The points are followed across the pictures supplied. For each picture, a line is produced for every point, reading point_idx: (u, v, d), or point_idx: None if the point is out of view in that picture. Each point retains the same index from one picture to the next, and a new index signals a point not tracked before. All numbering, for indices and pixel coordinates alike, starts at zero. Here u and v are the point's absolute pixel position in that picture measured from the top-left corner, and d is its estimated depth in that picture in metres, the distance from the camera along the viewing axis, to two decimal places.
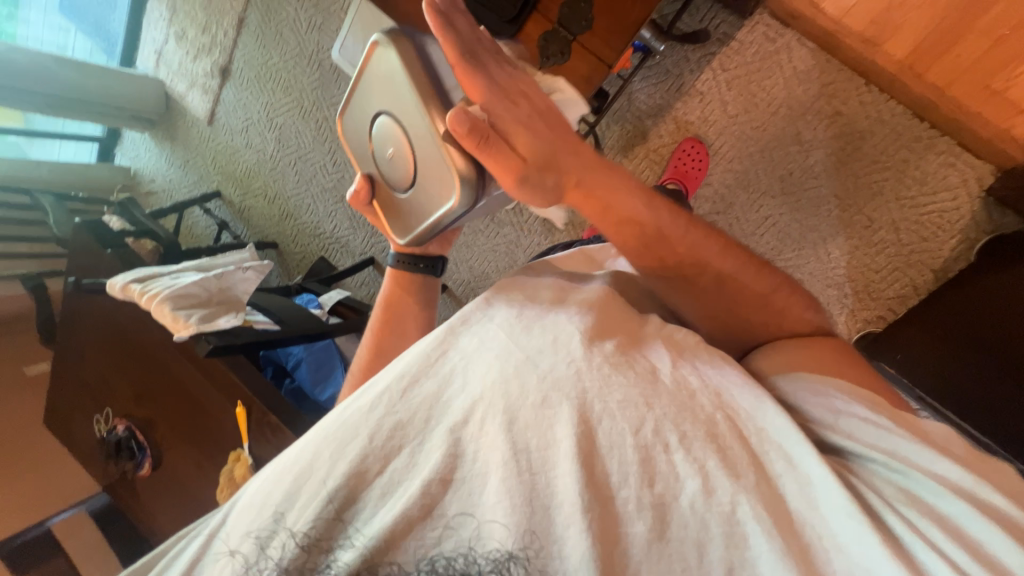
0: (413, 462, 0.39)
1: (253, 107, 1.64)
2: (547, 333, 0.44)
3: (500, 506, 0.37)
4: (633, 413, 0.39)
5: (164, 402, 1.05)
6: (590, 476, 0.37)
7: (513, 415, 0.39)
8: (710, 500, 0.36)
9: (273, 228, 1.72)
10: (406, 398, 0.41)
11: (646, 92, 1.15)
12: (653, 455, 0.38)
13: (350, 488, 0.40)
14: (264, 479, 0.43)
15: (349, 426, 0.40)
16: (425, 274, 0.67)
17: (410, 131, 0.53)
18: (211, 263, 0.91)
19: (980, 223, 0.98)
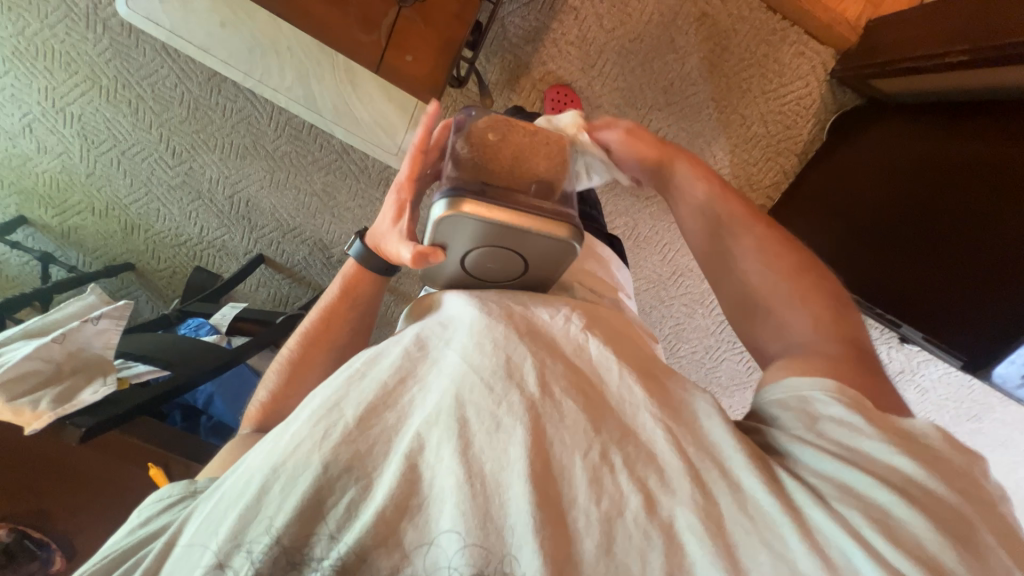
0: (368, 491, 0.38)
1: (27, 97, 1.24)
2: (500, 351, 0.43)
3: (458, 521, 0.37)
4: (581, 438, 0.40)
5: (43, 489, 0.85)
6: (544, 494, 0.38)
7: (467, 439, 0.39)
8: (652, 515, 0.37)
9: (120, 246, 1.40)
10: (363, 428, 0.40)
11: (519, 15, 1.05)
12: (600, 476, 0.39)
13: (305, 519, 0.38)
14: (212, 510, 0.41)
15: (304, 451, 0.39)
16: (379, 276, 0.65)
17: (531, 262, 0.54)
18: (44, 325, 0.72)
19: (828, 104, 1.08)
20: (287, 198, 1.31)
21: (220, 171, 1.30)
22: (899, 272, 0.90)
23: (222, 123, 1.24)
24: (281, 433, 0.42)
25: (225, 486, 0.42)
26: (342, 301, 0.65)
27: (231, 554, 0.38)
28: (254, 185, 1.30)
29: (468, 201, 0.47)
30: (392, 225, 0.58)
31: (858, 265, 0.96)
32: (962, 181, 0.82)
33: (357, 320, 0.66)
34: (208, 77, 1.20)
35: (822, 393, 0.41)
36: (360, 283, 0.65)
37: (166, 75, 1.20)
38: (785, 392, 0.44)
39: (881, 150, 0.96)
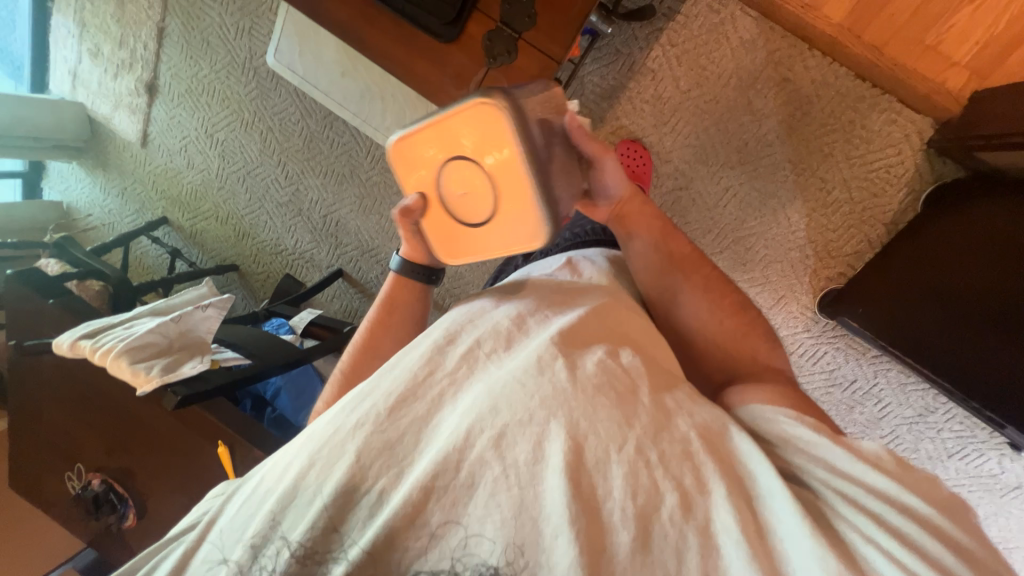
0: (400, 476, 0.40)
1: (188, 124, 1.54)
2: (532, 354, 0.44)
3: (493, 506, 0.38)
4: (616, 432, 0.40)
5: (134, 453, 0.99)
6: (576, 488, 0.38)
7: (500, 431, 0.40)
8: (688, 514, 0.37)
9: (231, 250, 1.63)
10: (394, 417, 0.42)
11: (599, 74, 1.13)
12: (637, 469, 0.38)
13: (339, 503, 0.40)
14: (249, 496, 0.44)
15: (337, 439, 0.41)
16: (426, 284, 0.67)
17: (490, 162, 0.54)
18: (166, 306, 0.85)
19: (923, 174, 1.02)
20: (370, 222, 1.46)
21: (319, 194, 1.49)
22: (964, 352, 0.86)
23: (329, 153, 1.44)
24: (313, 429, 0.44)
25: (254, 483, 0.45)
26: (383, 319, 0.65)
27: (267, 540, 0.41)
28: (345, 208, 1.47)
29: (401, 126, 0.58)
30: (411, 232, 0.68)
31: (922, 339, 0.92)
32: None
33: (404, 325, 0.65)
34: (325, 115, 1.41)
35: (786, 416, 0.46)
36: (399, 299, 0.66)
37: (293, 112, 1.44)
38: (751, 412, 0.49)
39: (967, 224, 0.90)
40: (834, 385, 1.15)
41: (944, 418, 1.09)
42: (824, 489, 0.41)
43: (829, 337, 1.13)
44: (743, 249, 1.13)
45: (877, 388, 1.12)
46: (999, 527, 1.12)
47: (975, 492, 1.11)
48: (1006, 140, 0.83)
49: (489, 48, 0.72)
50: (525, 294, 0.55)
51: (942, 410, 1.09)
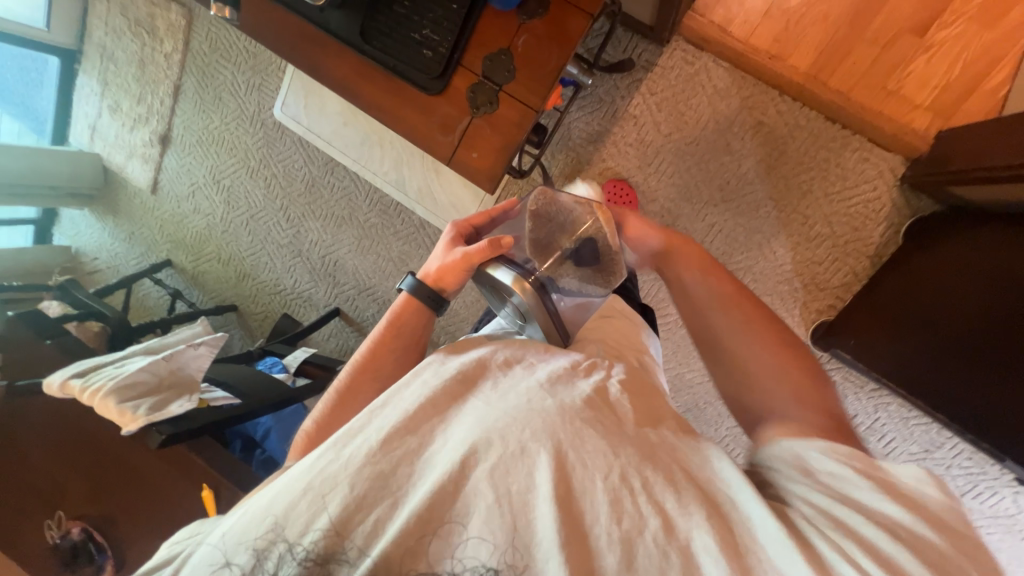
0: (397, 504, 0.40)
1: (197, 172, 1.61)
2: (521, 395, 0.43)
3: (489, 530, 0.38)
4: (602, 462, 0.40)
5: (118, 497, 0.96)
6: (567, 515, 0.38)
7: (493, 462, 0.40)
8: (671, 535, 0.38)
9: (230, 290, 1.66)
10: (387, 450, 0.41)
11: (583, 120, 1.20)
12: (621, 497, 0.39)
13: (337, 531, 0.40)
14: (235, 526, 0.42)
15: (330, 473, 0.40)
16: (432, 309, 0.65)
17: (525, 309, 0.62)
18: (160, 344, 0.87)
19: (901, 208, 1.05)
20: (368, 261, 1.50)
21: (318, 235, 1.53)
22: (944, 382, 0.87)
23: (329, 197, 1.50)
24: (303, 462, 0.43)
25: (246, 506, 0.43)
26: (390, 331, 0.64)
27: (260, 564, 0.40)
28: (343, 248, 1.51)
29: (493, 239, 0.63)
30: (443, 251, 0.66)
31: (930, 379, 0.90)
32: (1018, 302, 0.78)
33: (407, 342, 0.64)
34: (326, 162, 1.49)
35: (814, 449, 0.44)
36: (408, 312, 0.64)
37: (296, 159, 1.51)
38: (772, 445, 0.47)
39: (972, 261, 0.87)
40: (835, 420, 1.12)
41: (950, 455, 1.06)
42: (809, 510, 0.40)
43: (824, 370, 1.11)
44: None
45: (879, 423, 1.09)
46: None
47: (994, 535, 1.05)
48: (982, 172, 0.84)
49: (473, 99, 0.79)
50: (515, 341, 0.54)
51: (948, 445, 1.06)
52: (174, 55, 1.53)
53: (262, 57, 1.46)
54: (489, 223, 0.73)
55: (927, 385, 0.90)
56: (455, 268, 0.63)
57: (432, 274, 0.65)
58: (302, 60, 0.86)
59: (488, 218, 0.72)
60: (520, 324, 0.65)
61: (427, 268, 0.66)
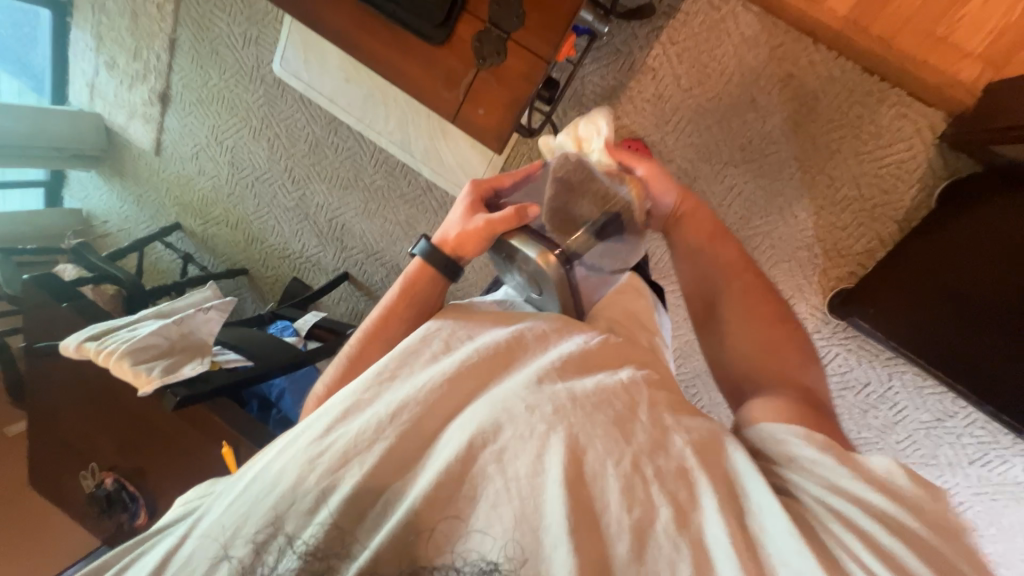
0: (404, 484, 0.41)
1: (199, 133, 1.58)
2: (532, 374, 0.44)
3: (493, 519, 0.38)
4: (613, 448, 0.39)
5: (144, 452, 1.00)
6: (576, 502, 0.37)
7: (501, 445, 0.40)
8: (684, 527, 0.37)
9: (241, 254, 1.66)
10: (395, 419, 0.41)
11: (598, 74, 1.13)
12: (634, 485, 0.38)
13: (343, 509, 0.40)
14: (242, 500, 0.42)
15: (337, 452, 0.41)
16: (447, 277, 0.62)
17: (544, 283, 0.58)
18: (171, 308, 0.87)
19: (936, 170, 0.98)
20: (376, 226, 1.48)
21: (325, 199, 1.51)
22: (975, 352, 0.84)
23: (334, 158, 1.46)
24: (307, 437, 0.43)
25: (248, 480, 0.43)
26: (403, 299, 0.62)
27: (268, 544, 0.41)
28: (350, 212, 1.49)
29: (518, 208, 0.59)
30: (462, 216, 0.63)
31: (954, 348, 0.86)
32: None
33: (420, 311, 0.61)
34: (330, 121, 1.44)
35: (881, 461, 0.42)
36: (423, 279, 0.62)
37: (299, 118, 1.46)
38: (840, 455, 0.45)
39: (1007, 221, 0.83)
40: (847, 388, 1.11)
41: (963, 424, 1.05)
42: (812, 501, 0.40)
43: (841, 339, 1.09)
44: (750, 248, 1.11)
45: (892, 391, 1.08)
46: None
47: (1000, 501, 1.05)
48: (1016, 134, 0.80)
49: (478, 50, 0.73)
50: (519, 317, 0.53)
51: (961, 415, 1.05)
52: (166, 6, 1.45)
53: (258, 7, 1.38)
54: (511, 186, 0.69)
55: (952, 357, 0.87)
56: (476, 236, 0.60)
57: (450, 240, 0.62)
58: (296, 7, 0.80)
59: (509, 182, 0.68)
60: (533, 298, 0.62)
61: (445, 233, 0.63)
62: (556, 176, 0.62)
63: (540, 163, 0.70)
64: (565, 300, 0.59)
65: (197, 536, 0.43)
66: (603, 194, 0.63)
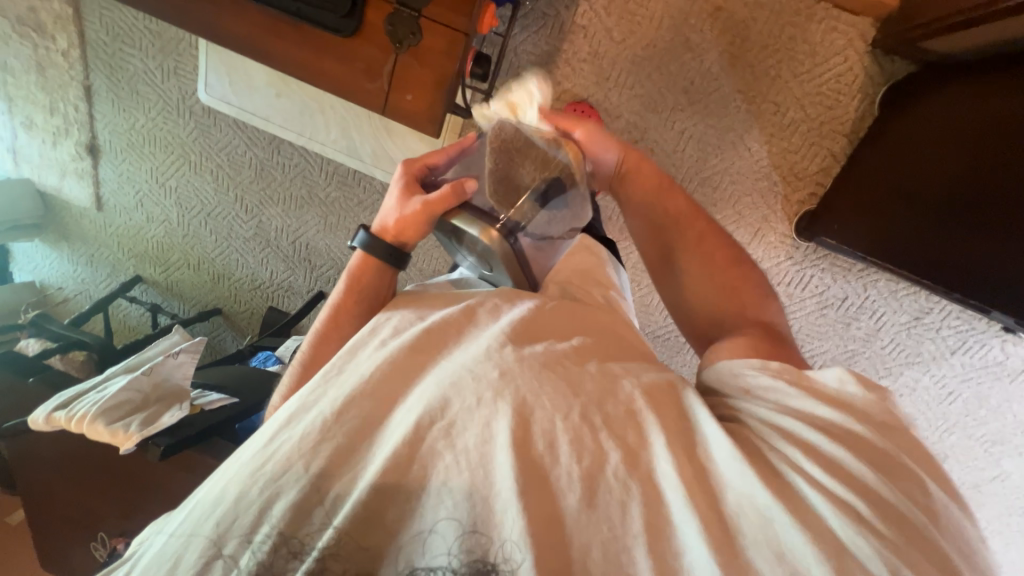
0: (354, 477, 0.39)
1: (138, 178, 1.51)
2: (483, 343, 0.43)
3: (446, 492, 0.37)
4: (561, 404, 0.40)
5: (149, 512, 0.97)
6: (525, 463, 0.37)
7: (450, 420, 0.39)
8: (631, 465, 0.38)
9: (211, 295, 1.62)
10: (342, 418, 0.40)
11: (530, 42, 1.10)
12: (582, 434, 0.39)
13: (292, 514, 0.38)
14: (185, 520, 0.39)
15: (283, 455, 0.39)
16: (392, 265, 0.60)
17: (492, 259, 0.58)
18: (139, 360, 0.84)
19: (873, 77, 1.00)
20: (340, 239, 1.44)
21: (282, 221, 1.47)
22: (929, 243, 0.85)
23: (283, 178, 1.42)
24: (256, 441, 0.41)
25: (193, 502, 0.40)
26: (350, 296, 0.59)
27: (210, 565, 0.37)
28: (311, 229, 1.45)
29: (454, 185, 0.56)
30: (398, 200, 0.60)
31: (918, 243, 0.87)
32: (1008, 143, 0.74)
33: (369, 306, 0.59)
34: (270, 141, 1.39)
35: (831, 373, 0.43)
36: (368, 271, 0.60)
37: (238, 144, 1.41)
38: (722, 369, 0.48)
39: (947, 111, 0.84)
40: (827, 306, 1.14)
41: (940, 317, 1.08)
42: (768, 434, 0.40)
43: (813, 261, 1.11)
44: (710, 189, 1.12)
45: (869, 299, 1.10)
46: (1014, 415, 1.11)
47: (984, 383, 1.10)
48: (953, 19, 0.79)
49: (393, 34, 0.71)
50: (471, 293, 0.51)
51: (937, 309, 1.08)
52: (72, 52, 1.37)
53: (169, 35, 1.32)
54: (446, 162, 0.66)
55: (918, 252, 0.87)
56: (414, 219, 0.58)
57: (390, 227, 0.60)
58: (201, 26, 0.76)
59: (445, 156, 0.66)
60: (486, 273, 0.61)
61: (383, 221, 0.61)
62: (496, 148, 0.60)
63: (474, 135, 0.68)
64: (518, 272, 0.58)
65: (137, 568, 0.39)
66: (541, 159, 0.62)
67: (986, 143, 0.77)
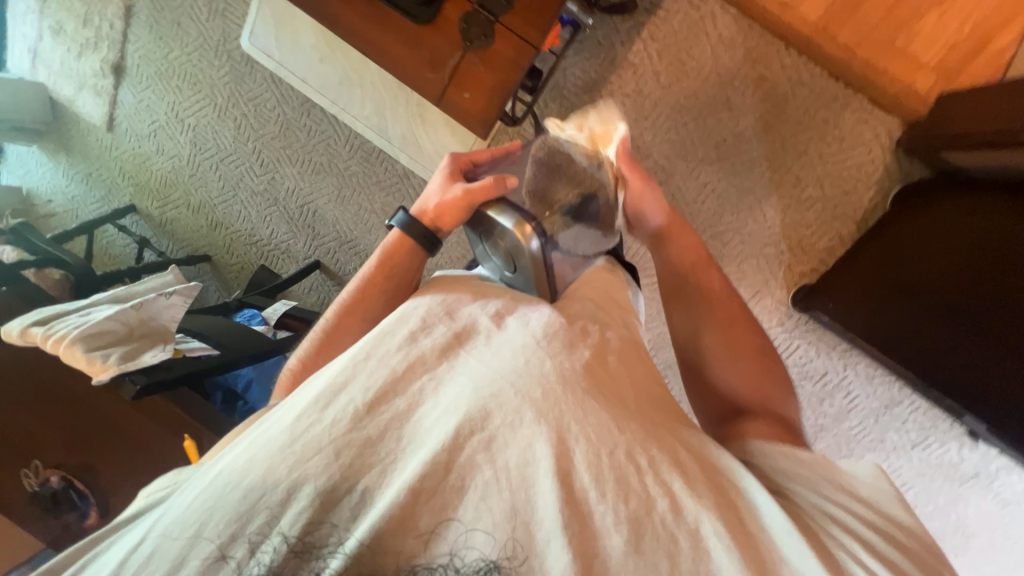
0: (384, 473, 0.40)
1: (157, 108, 1.48)
2: (518, 355, 0.44)
3: (484, 509, 0.39)
4: (607, 438, 0.41)
5: (96, 447, 0.94)
6: (568, 493, 0.39)
7: (491, 436, 0.40)
8: (679, 517, 0.39)
9: (203, 241, 1.57)
10: (373, 413, 0.42)
11: (580, 66, 1.13)
12: (626, 475, 0.40)
13: (319, 505, 0.39)
14: (202, 496, 0.40)
15: (311, 445, 0.40)
16: (424, 250, 0.66)
17: (516, 257, 0.59)
18: (128, 293, 0.83)
19: (892, 173, 1.05)
20: (349, 212, 1.43)
21: (296, 183, 1.45)
22: (929, 339, 0.88)
23: (307, 141, 1.41)
24: (281, 422, 0.42)
25: (209, 478, 0.42)
26: (381, 272, 0.65)
27: (232, 544, 0.39)
28: (323, 198, 1.44)
29: (495, 181, 0.62)
30: (441, 188, 0.66)
31: (908, 335, 0.91)
32: (1003, 262, 0.78)
33: (398, 285, 0.65)
34: (302, 102, 1.38)
35: (832, 479, 0.46)
36: (402, 250, 0.66)
37: (269, 98, 1.40)
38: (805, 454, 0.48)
39: (953, 218, 0.90)
40: (805, 379, 1.17)
41: (907, 410, 1.13)
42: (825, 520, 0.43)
43: (802, 331, 1.15)
44: (720, 244, 1.15)
45: (847, 380, 1.14)
46: (959, 516, 1.16)
47: (936, 481, 1.15)
48: (981, 138, 0.83)
49: (465, 31, 0.74)
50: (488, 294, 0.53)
51: (906, 401, 1.13)
52: None
53: None
54: (489, 162, 0.71)
55: (913, 342, 0.91)
56: (453, 206, 0.63)
57: (429, 212, 0.66)
58: None
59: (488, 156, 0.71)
60: (507, 274, 0.62)
61: (424, 206, 0.67)
62: (536, 160, 0.67)
63: (520, 142, 0.73)
64: (540, 274, 0.58)
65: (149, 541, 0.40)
66: (576, 175, 0.67)
67: (994, 253, 0.80)
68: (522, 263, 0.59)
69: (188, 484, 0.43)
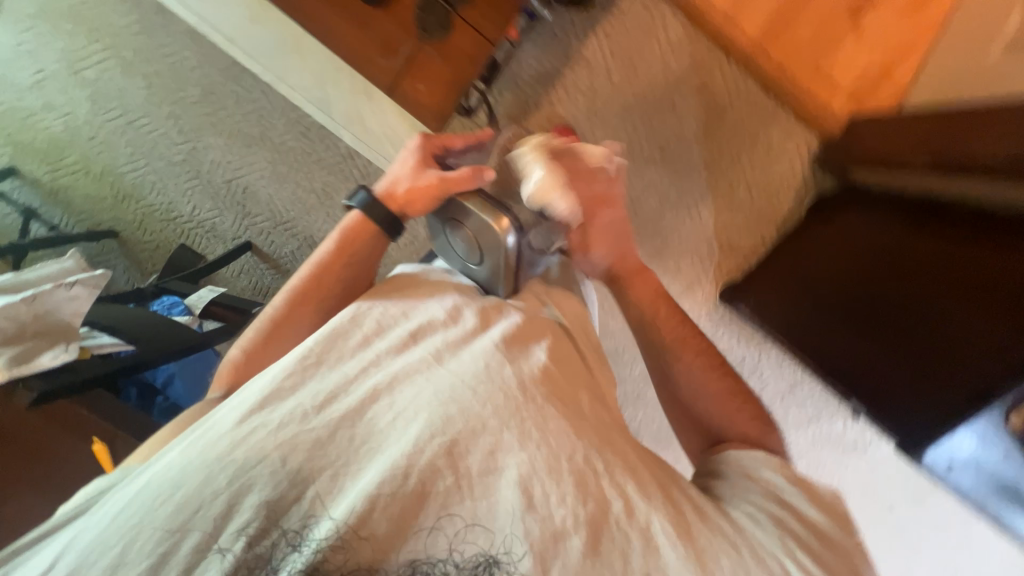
0: (342, 476, 0.42)
1: (41, 54, 1.25)
2: (479, 358, 0.47)
3: (449, 513, 0.42)
4: (567, 443, 0.45)
5: None
6: (529, 498, 0.42)
7: (454, 439, 0.43)
8: (632, 519, 0.43)
9: (106, 214, 1.38)
10: (322, 413, 0.44)
11: (534, 57, 1.13)
12: (587, 478, 0.44)
13: (275, 505, 0.41)
14: (133, 506, 0.40)
15: (255, 447, 0.42)
16: (388, 233, 0.64)
17: (486, 248, 0.59)
18: (14, 282, 0.74)
19: (806, 184, 1.16)
20: (285, 190, 1.33)
21: (221, 154, 1.31)
22: (826, 340, 1.00)
23: (234, 110, 1.27)
24: (221, 430, 0.43)
25: (146, 484, 0.42)
26: (340, 259, 0.63)
27: (166, 557, 0.39)
28: (254, 174, 1.32)
29: (473, 170, 0.62)
30: (412, 170, 0.64)
31: (808, 335, 1.03)
32: (905, 277, 0.87)
33: (361, 274, 0.64)
34: (229, 65, 1.24)
35: (756, 460, 0.52)
36: (362, 237, 0.64)
37: (188, 57, 1.24)
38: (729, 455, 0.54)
39: (848, 234, 1.03)
40: None
41: (807, 392, 1.27)
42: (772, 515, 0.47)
43: (726, 323, 1.26)
44: (659, 241, 1.21)
45: (760, 367, 1.26)
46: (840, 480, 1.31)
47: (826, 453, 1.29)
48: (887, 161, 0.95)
49: (422, 21, 0.73)
50: (442, 293, 0.55)
51: (806, 384, 1.27)
52: None
53: None
54: (460, 150, 0.71)
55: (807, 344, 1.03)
56: (427, 192, 0.61)
57: (398, 194, 0.63)
58: None
59: (459, 142, 0.70)
60: (472, 266, 0.62)
61: (393, 187, 0.64)
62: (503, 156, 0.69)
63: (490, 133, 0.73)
64: (510, 267, 0.59)
65: (71, 555, 0.39)
66: None
67: (888, 265, 0.91)
68: (491, 255, 0.59)
69: (123, 489, 0.43)
